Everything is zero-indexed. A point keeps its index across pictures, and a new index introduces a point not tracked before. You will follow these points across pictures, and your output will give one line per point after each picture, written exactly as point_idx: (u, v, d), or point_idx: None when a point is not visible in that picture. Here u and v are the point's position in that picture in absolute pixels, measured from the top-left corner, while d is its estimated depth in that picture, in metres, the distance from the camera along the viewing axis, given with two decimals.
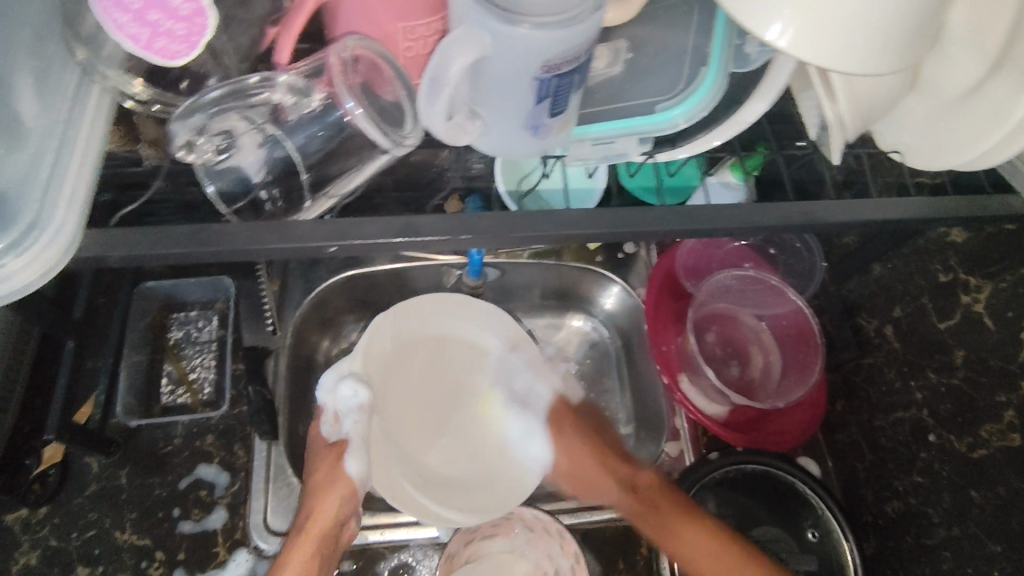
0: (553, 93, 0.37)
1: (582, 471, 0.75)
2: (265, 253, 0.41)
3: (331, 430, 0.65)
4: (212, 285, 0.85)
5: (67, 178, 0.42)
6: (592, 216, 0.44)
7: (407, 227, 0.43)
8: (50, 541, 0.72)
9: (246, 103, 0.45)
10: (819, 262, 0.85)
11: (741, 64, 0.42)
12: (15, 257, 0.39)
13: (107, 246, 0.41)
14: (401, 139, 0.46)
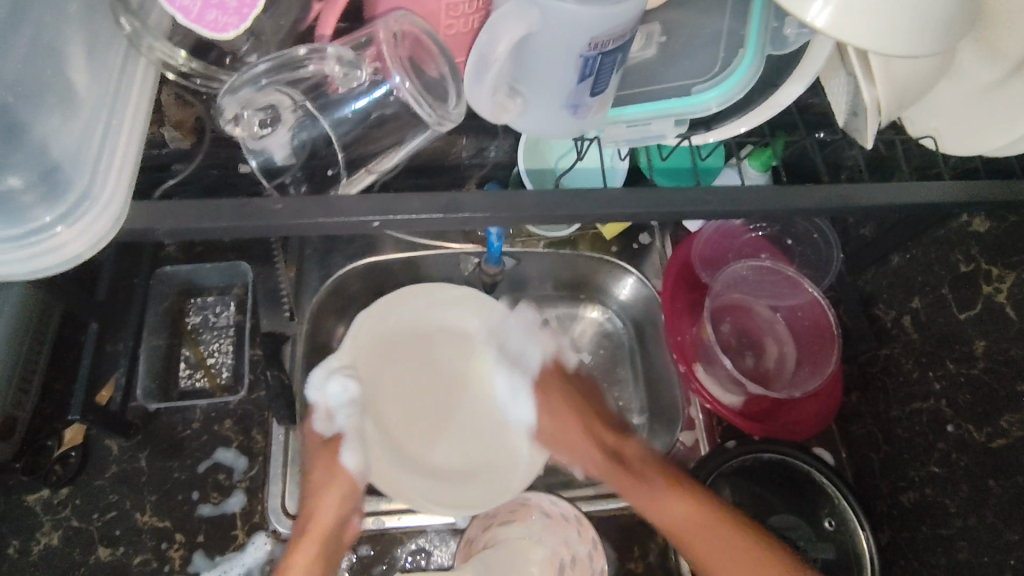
0: (596, 72, 0.37)
1: (567, 433, 0.72)
2: (308, 227, 0.41)
3: (324, 427, 0.68)
4: (229, 271, 0.85)
5: (115, 151, 0.43)
6: (632, 196, 0.44)
7: (450, 204, 0.43)
8: (71, 522, 0.72)
9: (293, 75, 0.45)
10: (836, 255, 0.85)
11: (778, 47, 0.42)
12: (67, 227, 0.40)
13: (145, 219, 0.40)
14: (446, 115, 0.46)
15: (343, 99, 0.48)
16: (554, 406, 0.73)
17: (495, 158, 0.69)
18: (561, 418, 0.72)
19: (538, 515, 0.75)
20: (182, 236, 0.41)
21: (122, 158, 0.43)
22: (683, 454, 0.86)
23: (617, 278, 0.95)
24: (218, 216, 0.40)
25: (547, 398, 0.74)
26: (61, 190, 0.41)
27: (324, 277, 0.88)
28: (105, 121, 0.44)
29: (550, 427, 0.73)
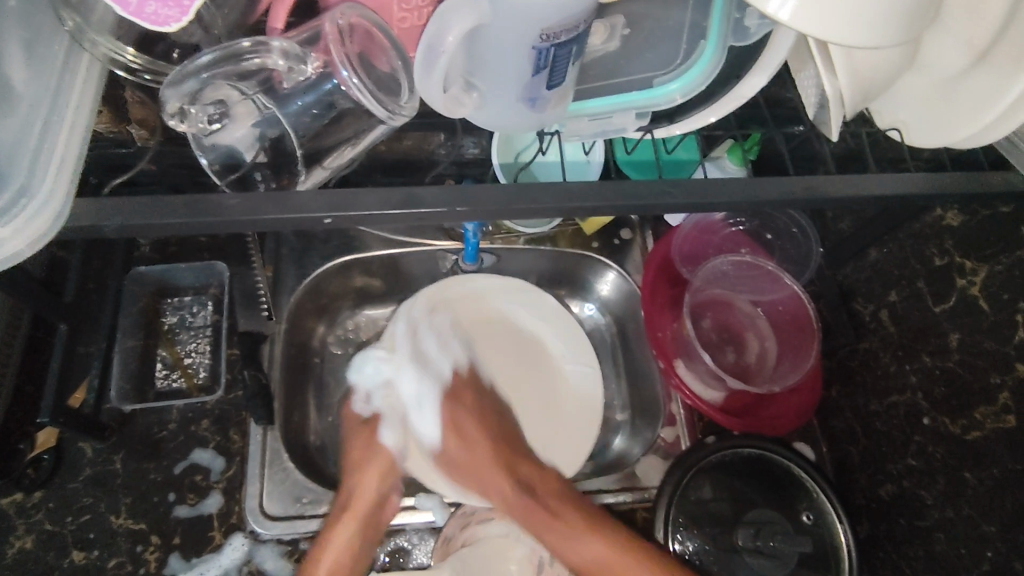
0: (551, 63, 0.37)
1: (472, 460, 0.71)
2: (264, 224, 0.41)
3: (362, 407, 0.76)
4: (205, 270, 0.85)
5: (56, 147, 0.43)
6: (596, 191, 0.44)
7: (408, 199, 0.42)
8: (45, 525, 0.72)
9: (239, 68, 0.45)
10: (815, 248, 0.85)
11: (739, 38, 0.42)
12: (2, 226, 0.39)
13: (99, 216, 0.40)
14: (397, 109, 0.46)
15: (292, 93, 0.47)
16: (462, 440, 0.72)
17: (469, 156, 0.69)
18: (463, 459, 0.71)
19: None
20: (134, 233, 0.41)
21: (64, 155, 0.43)
22: (665, 450, 0.84)
23: (598, 274, 0.95)
24: (171, 213, 0.40)
25: (458, 426, 0.72)
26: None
27: (301, 277, 0.85)
28: (45, 118, 0.43)
29: (457, 452, 0.72)
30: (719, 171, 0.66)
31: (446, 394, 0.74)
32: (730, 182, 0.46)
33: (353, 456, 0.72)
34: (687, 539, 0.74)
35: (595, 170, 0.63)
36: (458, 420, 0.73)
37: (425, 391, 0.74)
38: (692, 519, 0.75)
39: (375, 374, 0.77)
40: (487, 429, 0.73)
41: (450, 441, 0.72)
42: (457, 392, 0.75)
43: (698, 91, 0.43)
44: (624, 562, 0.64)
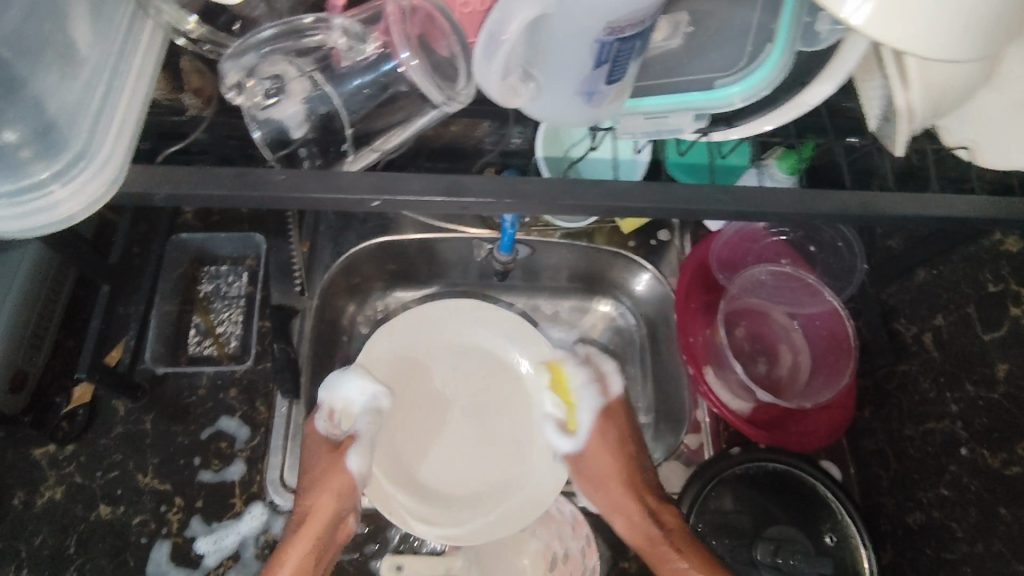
0: (613, 59, 0.36)
1: (607, 473, 0.72)
2: (309, 202, 0.41)
3: (330, 427, 0.71)
4: (243, 241, 0.86)
5: (117, 109, 0.43)
6: (642, 191, 0.43)
7: (453, 185, 0.42)
8: (76, 478, 0.73)
9: (298, 45, 0.46)
10: (859, 264, 0.81)
11: (808, 43, 0.40)
12: (61, 186, 0.40)
13: (152, 184, 0.41)
14: (454, 95, 0.46)
15: (349, 70, 0.47)
16: (596, 465, 0.73)
17: (513, 146, 0.69)
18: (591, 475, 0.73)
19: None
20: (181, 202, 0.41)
21: (124, 117, 0.43)
22: (687, 457, 0.85)
23: (631, 274, 0.94)
24: (220, 182, 0.41)
25: (609, 433, 0.73)
26: (57, 147, 0.41)
27: (336, 254, 0.85)
28: (108, 78, 0.44)
29: (602, 463, 0.73)
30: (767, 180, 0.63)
31: (603, 411, 0.74)
32: (786, 192, 0.45)
33: (310, 469, 0.69)
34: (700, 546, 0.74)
35: (638, 169, 0.63)
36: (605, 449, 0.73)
37: (592, 400, 0.75)
38: (710, 529, 0.75)
39: (354, 390, 0.72)
40: (625, 468, 0.72)
41: (593, 448, 0.73)
42: (612, 412, 0.75)
43: (765, 94, 0.41)
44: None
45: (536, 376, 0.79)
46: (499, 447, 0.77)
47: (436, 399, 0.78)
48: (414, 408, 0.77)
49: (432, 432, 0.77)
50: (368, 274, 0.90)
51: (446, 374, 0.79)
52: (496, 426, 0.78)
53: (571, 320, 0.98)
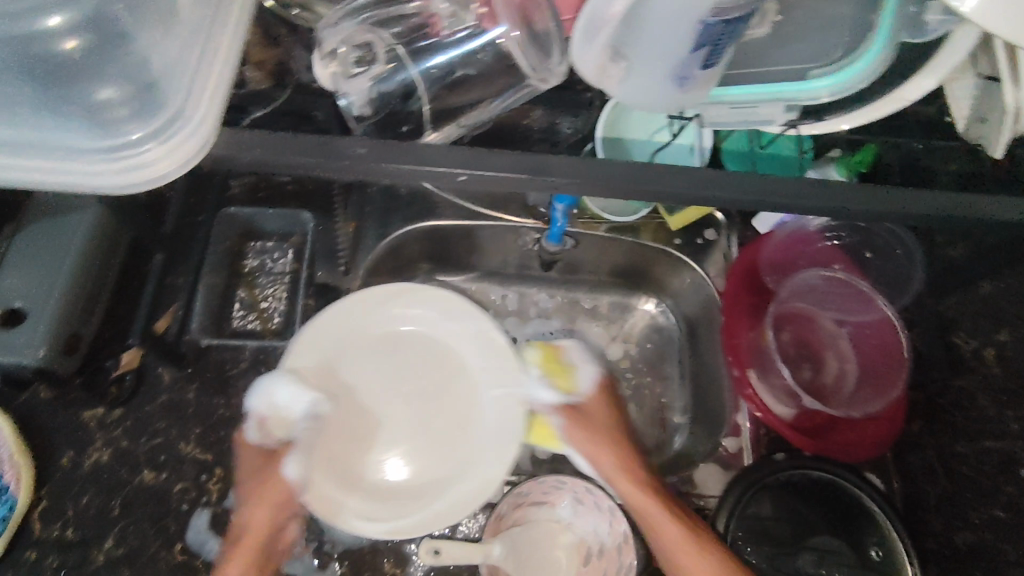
0: (713, 43, 0.38)
1: (602, 431, 0.74)
2: (400, 174, 0.43)
3: (264, 435, 0.70)
4: (291, 218, 0.85)
5: (209, 74, 0.47)
6: (723, 180, 0.45)
7: (540, 166, 0.44)
8: (121, 442, 0.75)
9: (388, 17, 0.55)
10: (916, 274, 0.80)
11: (912, 32, 0.45)
12: (159, 144, 0.44)
13: (237, 148, 0.44)
14: (548, 69, 0.53)
15: (434, 46, 0.55)
16: (592, 414, 0.76)
17: (563, 136, 0.68)
18: (586, 422, 0.74)
19: (568, 499, 0.74)
20: (269, 167, 0.43)
21: (214, 86, 0.47)
22: (725, 460, 0.83)
23: (678, 273, 0.92)
24: (302, 150, 0.43)
25: (604, 391, 0.78)
26: (157, 110, 0.46)
27: (381, 237, 0.87)
28: (202, 46, 0.49)
29: (596, 410, 0.76)
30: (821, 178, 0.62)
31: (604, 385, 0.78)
32: (843, 184, 0.47)
33: (244, 489, 0.69)
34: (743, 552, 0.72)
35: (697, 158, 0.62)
36: (604, 401, 0.77)
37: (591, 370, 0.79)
38: (749, 535, 0.73)
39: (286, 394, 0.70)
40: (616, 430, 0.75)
41: (592, 398, 0.77)
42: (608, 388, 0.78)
43: (854, 89, 0.48)
44: (685, 542, 0.65)
45: (473, 356, 0.77)
46: (444, 432, 0.75)
47: (376, 392, 0.76)
48: (352, 401, 0.75)
49: (373, 425, 0.75)
50: (412, 254, 0.92)
51: (382, 365, 0.77)
52: (439, 413, 0.76)
53: (611, 315, 0.97)
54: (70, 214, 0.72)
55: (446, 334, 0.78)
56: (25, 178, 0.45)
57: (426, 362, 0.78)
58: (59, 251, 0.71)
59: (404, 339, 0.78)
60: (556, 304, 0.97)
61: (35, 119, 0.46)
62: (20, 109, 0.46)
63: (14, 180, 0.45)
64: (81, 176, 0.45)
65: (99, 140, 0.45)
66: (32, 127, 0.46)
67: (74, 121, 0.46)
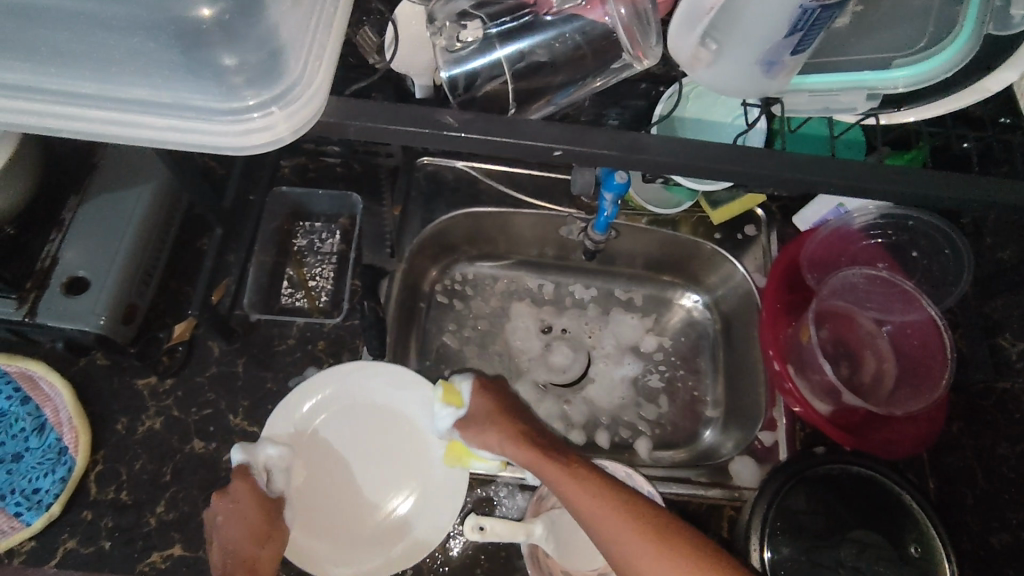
0: (806, 27, 0.40)
1: (487, 419, 0.72)
2: (495, 147, 0.46)
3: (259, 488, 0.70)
4: (340, 200, 0.88)
5: (325, 40, 0.48)
6: (806, 164, 0.46)
7: (635, 144, 0.45)
8: (173, 411, 0.77)
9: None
10: (965, 275, 0.80)
11: (1001, 25, 0.47)
12: (281, 108, 0.45)
13: (348, 115, 0.45)
14: (642, 56, 0.54)
15: (530, 27, 0.54)
16: (476, 413, 0.73)
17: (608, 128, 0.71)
18: (473, 424, 0.72)
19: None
20: (370, 135, 0.46)
21: (329, 55, 0.47)
22: (760, 454, 0.83)
23: (716, 268, 0.93)
24: (402, 121, 0.45)
25: (483, 389, 0.75)
26: (276, 72, 0.46)
27: (426, 220, 0.88)
28: (318, 9, 0.48)
29: (484, 408, 0.73)
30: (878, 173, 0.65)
31: (479, 380, 0.75)
32: (901, 172, 0.46)
33: (230, 528, 0.64)
34: (778, 543, 0.72)
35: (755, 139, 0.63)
36: (485, 397, 0.74)
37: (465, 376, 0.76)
38: (785, 527, 0.73)
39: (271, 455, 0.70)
40: (509, 422, 0.71)
41: (473, 399, 0.74)
42: (486, 385, 0.75)
43: (935, 79, 0.49)
44: (600, 511, 0.61)
45: (426, 421, 0.78)
46: (402, 486, 0.76)
47: (348, 453, 0.77)
48: (326, 462, 0.76)
49: (344, 482, 0.76)
50: (454, 239, 0.93)
51: (348, 429, 0.77)
52: (397, 480, 0.76)
53: (645, 308, 0.98)
54: (133, 187, 0.75)
55: (404, 402, 0.78)
56: (143, 136, 0.46)
57: (388, 425, 0.78)
58: (122, 219, 0.74)
59: (368, 408, 0.78)
60: (592, 295, 0.98)
61: (154, 75, 0.46)
62: (138, 67, 0.46)
63: (132, 138, 0.46)
64: (198, 137, 0.46)
65: (218, 100, 0.46)
66: (149, 86, 0.46)
67: (191, 80, 0.46)
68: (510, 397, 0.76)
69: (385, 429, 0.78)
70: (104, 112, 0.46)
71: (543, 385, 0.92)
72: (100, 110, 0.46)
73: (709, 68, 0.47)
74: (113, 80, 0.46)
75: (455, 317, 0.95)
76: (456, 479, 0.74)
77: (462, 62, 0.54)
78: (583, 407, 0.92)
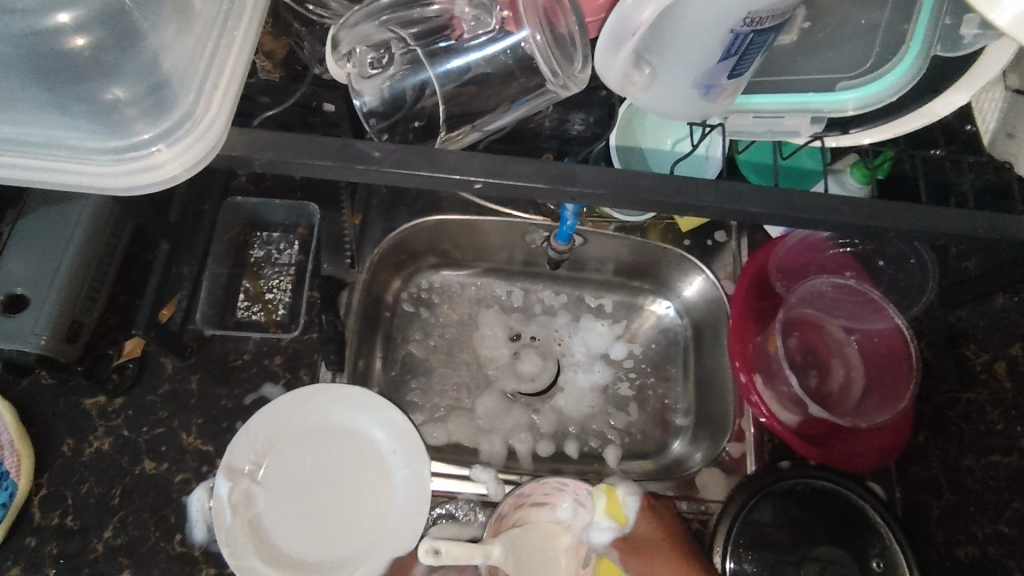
0: (740, 54, 0.41)
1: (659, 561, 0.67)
2: (419, 179, 0.44)
3: (221, 513, 0.69)
4: (296, 210, 0.85)
5: (223, 70, 0.48)
6: (756, 195, 0.45)
7: (564, 175, 0.45)
8: (123, 431, 0.74)
9: (408, 13, 0.52)
10: (930, 285, 0.79)
11: (949, 46, 0.47)
12: (171, 146, 0.45)
13: (252, 148, 0.44)
14: (566, 84, 0.52)
15: (454, 49, 0.53)
16: (642, 538, 0.69)
17: (573, 133, 0.69)
18: (650, 565, 0.66)
19: (569, 501, 0.71)
20: (275, 168, 0.44)
21: (225, 83, 0.47)
22: (728, 465, 0.81)
23: (686, 276, 0.92)
24: (322, 154, 0.43)
25: (652, 512, 0.71)
26: (169, 110, 0.46)
27: (387, 230, 0.86)
28: (216, 40, 0.49)
29: (655, 535, 0.70)
30: (838, 186, 0.66)
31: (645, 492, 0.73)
32: (842, 199, 0.46)
33: None
34: (743, 560, 0.73)
35: (712, 166, 0.66)
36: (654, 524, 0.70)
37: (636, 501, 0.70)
38: (750, 542, 0.73)
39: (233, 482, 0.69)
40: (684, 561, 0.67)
41: (642, 526, 0.70)
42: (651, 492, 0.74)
43: (883, 102, 0.49)
44: None
45: (386, 445, 0.75)
46: (364, 511, 0.73)
47: (309, 478, 0.74)
48: (286, 489, 0.73)
49: (305, 508, 0.73)
50: (418, 248, 0.91)
51: (307, 453, 0.74)
52: (358, 507, 0.73)
53: (616, 315, 0.96)
54: (67, 204, 0.72)
55: (364, 424, 0.75)
56: (31, 176, 0.45)
57: (347, 449, 0.75)
58: (62, 235, 0.71)
59: (325, 432, 0.75)
60: (562, 302, 0.96)
61: (45, 115, 0.47)
62: (31, 109, 0.47)
63: (12, 178, 0.45)
64: (83, 177, 0.45)
65: (111, 139, 0.46)
66: (42, 127, 0.46)
67: (82, 121, 0.47)
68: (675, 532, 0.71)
69: (346, 453, 0.75)
70: None
71: (512, 395, 0.90)
72: None
73: (644, 88, 0.46)
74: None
75: (421, 326, 0.93)
76: (416, 506, 0.72)
77: (379, 89, 0.53)
78: (552, 416, 0.90)
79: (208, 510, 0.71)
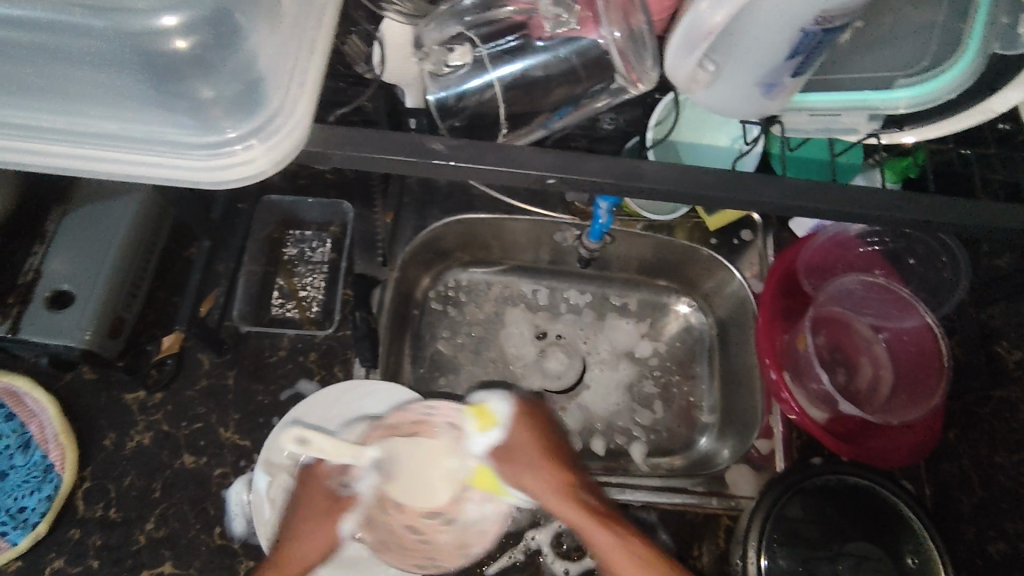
0: (807, 52, 0.42)
1: (525, 459, 0.59)
2: (490, 175, 0.47)
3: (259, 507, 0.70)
4: (331, 208, 0.87)
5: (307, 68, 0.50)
6: (815, 191, 0.46)
7: (631, 171, 0.46)
8: (163, 425, 0.75)
9: (486, 15, 0.55)
10: (963, 281, 0.80)
11: (1007, 43, 0.48)
12: (261, 142, 0.47)
13: (329, 143, 0.47)
14: (634, 84, 0.56)
15: (513, 52, 0.54)
16: (517, 448, 0.60)
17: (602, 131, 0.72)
18: (516, 467, 0.59)
19: (443, 428, 0.61)
20: (358, 164, 0.47)
21: (309, 82, 0.49)
22: (757, 462, 0.82)
23: (713, 275, 0.92)
24: (394, 153, 0.46)
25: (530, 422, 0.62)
26: (254, 104, 0.48)
27: (418, 228, 0.87)
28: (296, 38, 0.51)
29: (523, 440, 0.60)
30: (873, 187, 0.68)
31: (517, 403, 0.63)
32: (890, 196, 0.46)
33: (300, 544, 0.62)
34: (776, 555, 0.72)
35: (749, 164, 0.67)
36: (530, 432, 0.61)
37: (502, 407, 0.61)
38: (782, 538, 0.73)
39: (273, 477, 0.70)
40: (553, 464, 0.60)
41: (517, 433, 0.60)
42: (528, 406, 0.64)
43: (940, 99, 0.51)
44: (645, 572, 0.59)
45: None
46: None
47: None
48: None
49: None
50: (447, 246, 0.92)
51: None
52: None
53: (641, 313, 0.97)
54: (113, 201, 0.74)
55: None
56: (130, 169, 0.48)
57: None
58: (106, 230, 0.73)
59: None
60: (587, 301, 0.97)
61: (131, 108, 0.48)
62: (119, 101, 0.48)
63: (114, 173, 0.48)
64: (181, 172, 0.48)
65: (201, 134, 0.48)
66: (131, 121, 0.48)
67: (168, 114, 0.48)
68: (551, 439, 0.63)
69: None
70: (92, 149, 0.48)
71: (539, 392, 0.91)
72: (89, 145, 0.48)
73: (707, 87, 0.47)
74: (93, 116, 0.48)
75: (448, 324, 0.93)
76: None
77: (446, 87, 0.54)
78: (579, 414, 0.90)
79: (245, 504, 0.72)
